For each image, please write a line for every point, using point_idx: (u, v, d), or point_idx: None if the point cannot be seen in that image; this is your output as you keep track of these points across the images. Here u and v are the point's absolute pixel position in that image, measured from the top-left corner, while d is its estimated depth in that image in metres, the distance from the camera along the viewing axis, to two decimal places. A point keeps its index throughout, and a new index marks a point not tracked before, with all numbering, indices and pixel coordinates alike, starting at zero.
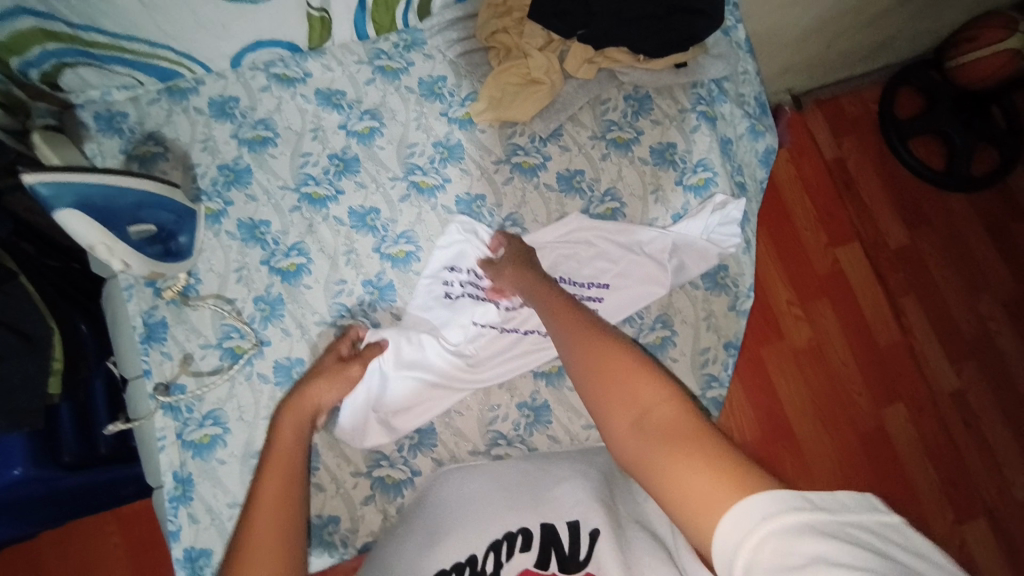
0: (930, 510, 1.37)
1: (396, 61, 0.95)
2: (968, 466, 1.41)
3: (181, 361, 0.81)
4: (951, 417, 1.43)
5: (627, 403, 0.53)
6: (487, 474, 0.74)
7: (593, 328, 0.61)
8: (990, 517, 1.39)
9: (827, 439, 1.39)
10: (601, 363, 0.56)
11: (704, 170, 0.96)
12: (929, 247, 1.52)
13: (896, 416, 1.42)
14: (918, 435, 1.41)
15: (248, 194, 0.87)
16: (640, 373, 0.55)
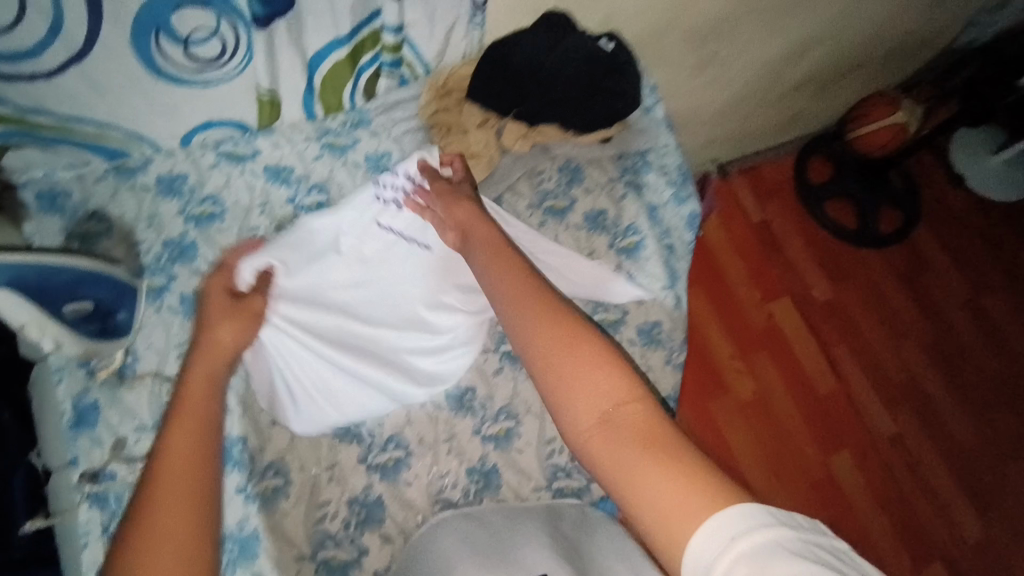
0: (883, 550, 1.41)
1: (344, 139, 1.00)
2: (914, 506, 1.47)
3: (112, 447, 0.77)
4: (891, 457, 1.51)
5: (593, 404, 0.58)
6: (469, 534, 0.78)
7: (554, 319, 0.65)
8: (941, 556, 1.44)
9: (782, 488, 1.43)
10: (566, 368, 0.61)
11: (633, 235, 1.05)
12: (852, 299, 1.66)
13: (843, 462, 1.48)
14: (864, 479, 1.47)
15: (194, 267, 0.88)
16: (603, 371, 0.60)
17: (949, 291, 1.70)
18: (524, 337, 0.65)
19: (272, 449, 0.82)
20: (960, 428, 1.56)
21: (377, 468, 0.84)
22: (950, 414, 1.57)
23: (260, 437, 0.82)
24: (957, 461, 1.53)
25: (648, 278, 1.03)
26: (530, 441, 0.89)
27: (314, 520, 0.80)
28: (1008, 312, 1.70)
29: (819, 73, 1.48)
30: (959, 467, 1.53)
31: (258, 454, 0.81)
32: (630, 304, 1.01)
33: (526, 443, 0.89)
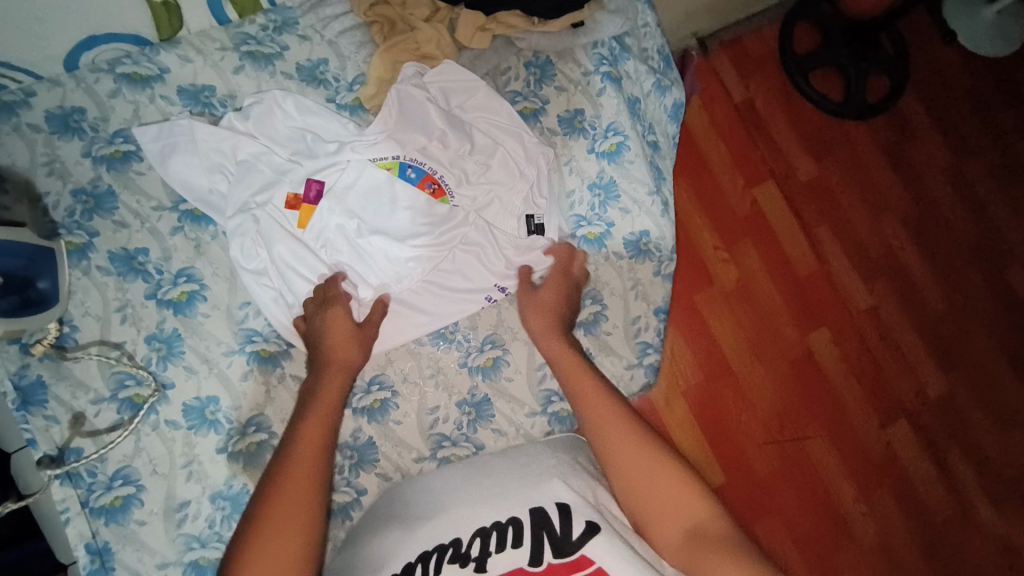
0: (855, 418, 1.46)
1: (266, 46, 0.85)
2: (888, 375, 1.50)
3: (72, 424, 0.71)
4: (868, 332, 1.51)
5: (679, 518, 0.61)
6: (484, 470, 0.72)
7: (628, 422, 0.69)
8: (909, 418, 1.49)
9: (765, 374, 1.43)
10: (647, 473, 0.64)
11: (615, 135, 0.93)
12: (836, 176, 1.57)
13: (822, 340, 1.48)
14: (842, 355, 1.48)
15: (116, 220, 0.77)
16: (681, 476, 0.64)
17: (931, 159, 1.61)
18: (604, 436, 0.69)
19: (250, 404, 0.77)
20: (937, 301, 1.55)
21: (363, 411, 0.81)
22: (927, 284, 1.56)
23: (233, 395, 0.76)
24: (931, 332, 1.54)
25: (633, 183, 0.93)
26: (524, 367, 0.86)
27: None
28: (991, 179, 1.62)
29: None
30: (933, 337, 1.54)
31: (233, 412, 0.76)
32: (615, 215, 0.92)
33: (515, 370, 0.85)
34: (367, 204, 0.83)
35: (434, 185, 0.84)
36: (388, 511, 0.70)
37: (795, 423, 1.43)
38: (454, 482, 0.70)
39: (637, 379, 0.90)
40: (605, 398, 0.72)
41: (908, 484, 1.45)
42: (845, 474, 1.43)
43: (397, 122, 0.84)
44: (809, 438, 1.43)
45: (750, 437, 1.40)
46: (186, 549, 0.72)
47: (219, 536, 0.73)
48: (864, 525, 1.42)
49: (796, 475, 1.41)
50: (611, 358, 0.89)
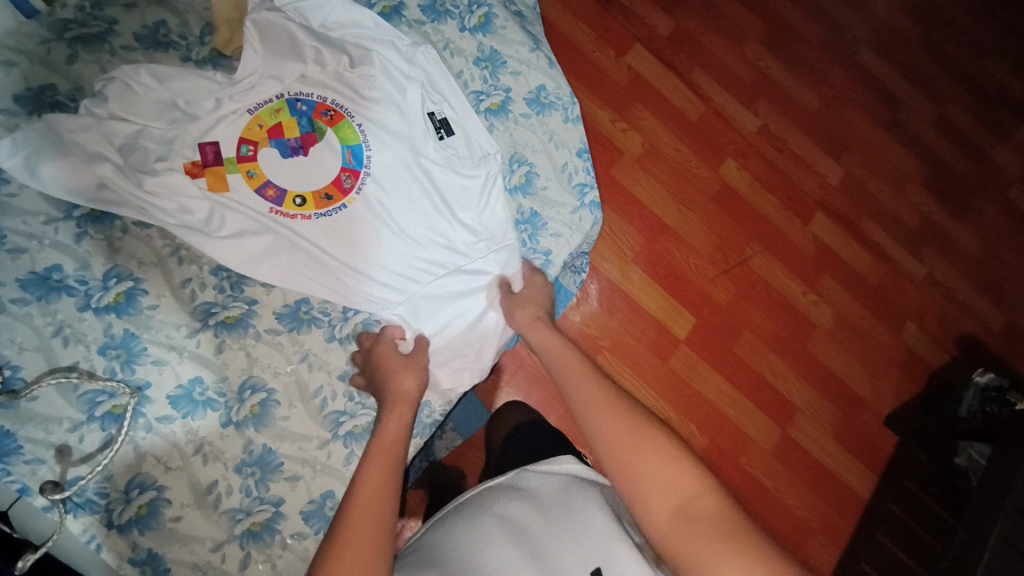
0: (782, 225, 1.47)
1: (92, 25, 0.79)
2: (798, 182, 1.50)
3: (59, 457, 0.67)
4: (766, 148, 1.51)
5: (664, 490, 0.53)
6: (518, 505, 0.62)
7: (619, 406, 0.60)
8: (825, 209, 1.50)
9: (693, 217, 1.42)
10: (637, 451, 0.55)
11: (480, 8, 0.95)
12: (692, 20, 1.52)
13: (731, 168, 1.47)
14: (753, 175, 1.48)
15: (11, 247, 0.71)
16: (678, 461, 0.54)
17: None
18: (590, 411, 0.61)
19: (236, 372, 0.75)
20: (812, 102, 1.55)
21: (349, 338, 0.81)
22: (801, 93, 1.55)
23: (216, 369, 0.75)
24: (820, 130, 1.54)
25: (513, 46, 0.95)
26: (495, 243, 0.86)
27: (317, 407, 0.77)
28: None
29: None
30: (819, 132, 1.54)
31: (224, 385, 0.75)
32: (509, 80, 0.94)
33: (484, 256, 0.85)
34: (272, 151, 0.80)
35: (329, 113, 0.83)
36: (425, 554, 0.60)
37: (735, 246, 1.43)
38: (487, 518, 0.60)
39: (586, 218, 0.94)
40: (599, 388, 0.63)
41: (848, 268, 1.47)
42: (788, 274, 1.44)
43: (269, 55, 0.81)
44: (751, 256, 1.43)
45: (703, 276, 1.40)
46: (233, 524, 0.71)
47: (260, 499, 0.73)
48: (819, 312, 1.44)
49: (754, 305, 1.41)
50: (557, 209, 0.93)
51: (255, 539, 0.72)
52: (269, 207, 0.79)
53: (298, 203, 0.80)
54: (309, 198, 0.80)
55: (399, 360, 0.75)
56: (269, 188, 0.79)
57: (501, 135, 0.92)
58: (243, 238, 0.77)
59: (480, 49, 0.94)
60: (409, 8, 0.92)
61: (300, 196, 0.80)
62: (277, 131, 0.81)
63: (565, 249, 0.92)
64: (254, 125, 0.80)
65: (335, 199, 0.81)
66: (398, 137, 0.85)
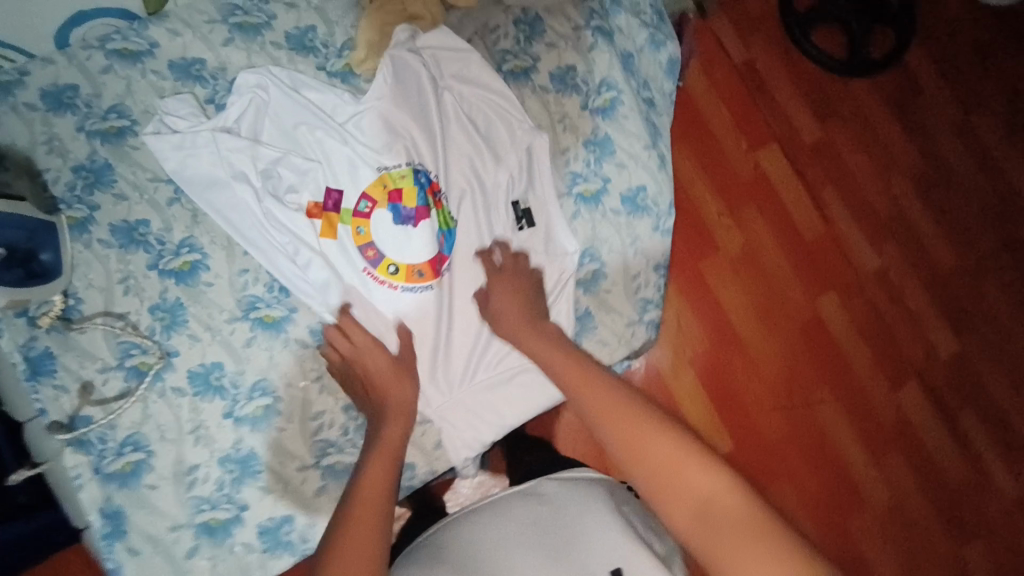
0: (866, 385, 1.30)
1: (254, 16, 0.84)
2: (901, 344, 1.33)
3: (81, 392, 0.73)
4: (879, 297, 1.34)
5: (689, 493, 0.56)
6: (535, 505, 0.65)
7: (635, 409, 0.63)
8: (922, 381, 1.33)
9: (771, 341, 1.28)
10: (648, 444, 0.59)
11: (608, 91, 0.91)
12: (844, 137, 1.37)
13: (831, 305, 1.32)
14: (852, 320, 1.32)
15: (116, 193, 0.77)
16: (696, 459, 0.58)
17: (942, 112, 1.40)
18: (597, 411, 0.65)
19: (252, 369, 0.78)
20: (948, 263, 1.37)
21: None
22: (940, 249, 1.37)
23: (237, 361, 0.77)
24: (947, 297, 1.36)
25: (629, 138, 0.91)
26: None
27: (312, 430, 0.79)
28: (1003, 130, 1.41)
29: None
30: (946, 298, 1.36)
31: (237, 377, 0.77)
32: (612, 171, 0.90)
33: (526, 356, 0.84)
34: (387, 215, 0.80)
35: (440, 193, 0.82)
36: (439, 547, 0.62)
37: (805, 388, 1.28)
38: (504, 519, 0.63)
39: (638, 335, 0.91)
40: (605, 386, 0.67)
41: (924, 454, 1.30)
42: (853, 436, 1.29)
43: (393, 90, 0.82)
44: (819, 404, 1.28)
45: (759, 405, 1.26)
46: (195, 511, 0.74)
47: (229, 496, 0.75)
48: (875, 490, 1.28)
49: (805, 454, 1.27)
50: (613, 315, 0.89)
51: (209, 535, 0.75)
52: (364, 267, 0.79)
53: (391, 271, 0.80)
54: (403, 269, 0.80)
55: (390, 365, 0.76)
56: (369, 250, 0.80)
57: (583, 226, 0.89)
58: (327, 291, 0.79)
59: (597, 133, 0.90)
60: (541, 73, 0.90)
61: (395, 265, 0.80)
62: (397, 195, 0.80)
63: (605, 358, 0.89)
64: (378, 183, 0.80)
65: (427, 277, 0.80)
66: (478, 215, 0.84)
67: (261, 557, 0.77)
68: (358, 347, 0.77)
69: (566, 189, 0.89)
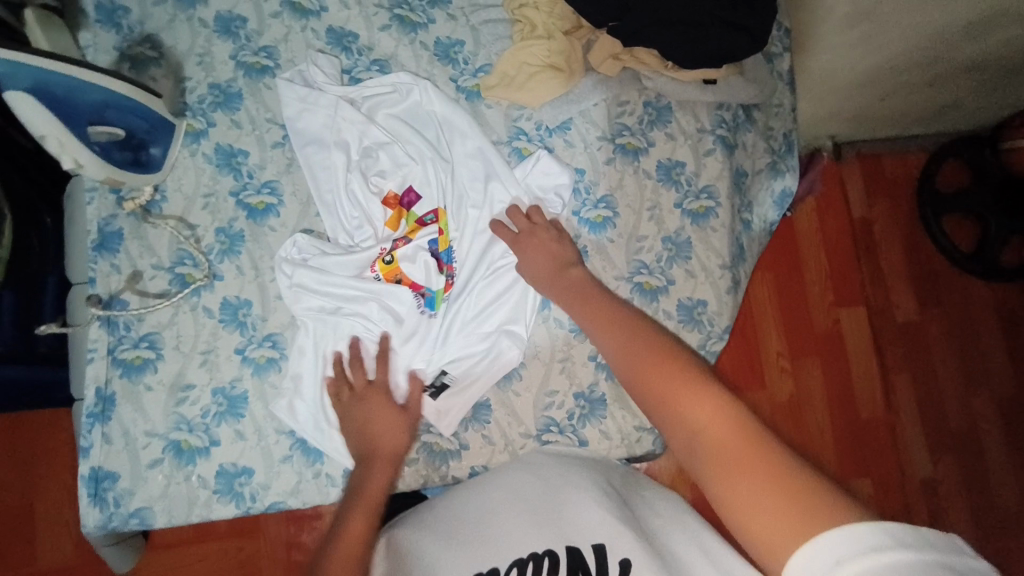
0: None
1: (417, 15, 0.90)
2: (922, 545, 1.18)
3: (128, 278, 0.78)
4: (915, 498, 1.20)
5: (682, 420, 0.51)
6: (528, 479, 0.67)
7: (648, 343, 0.60)
8: None
9: None
10: (646, 369, 0.56)
11: (707, 199, 0.90)
12: (939, 331, 1.27)
13: (861, 490, 1.19)
14: (879, 512, 1.19)
15: (234, 119, 0.84)
16: (700, 389, 0.52)
17: None
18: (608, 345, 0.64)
19: (274, 320, 0.80)
20: (1008, 499, 1.21)
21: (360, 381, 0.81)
22: (1003, 483, 1.22)
23: (265, 307, 0.80)
24: (993, 532, 1.20)
25: (709, 251, 0.89)
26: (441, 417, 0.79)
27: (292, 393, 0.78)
28: None
29: (1009, 53, 1.02)
30: (992, 529, 1.20)
31: (259, 322, 0.80)
32: (679, 275, 0.88)
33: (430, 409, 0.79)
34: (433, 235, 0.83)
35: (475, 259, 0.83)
36: (427, 515, 0.66)
37: None
38: (490, 490, 0.66)
39: (645, 443, 0.83)
40: (619, 325, 0.65)
41: None
42: None
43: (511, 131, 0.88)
44: None
45: None
46: (174, 427, 0.76)
47: (205, 427, 0.77)
48: None
49: None
50: (625, 411, 0.83)
51: (176, 453, 0.76)
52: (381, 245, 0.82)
53: (386, 260, 0.82)
54: (393, 265, 0.82)
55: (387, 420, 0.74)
56: (400, 241, 0.82)
57: None
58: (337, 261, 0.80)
59: (681, 232, 0.89)
60: (650, 158, 0.90)
61: (392, 257, 0.82)
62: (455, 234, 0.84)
63: (603, 452, 0.82)
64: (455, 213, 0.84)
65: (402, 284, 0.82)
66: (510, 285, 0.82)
67: (208, 498, 0.76)
68: (359, 393, 0.76)
69: (630, 271, 0.87)
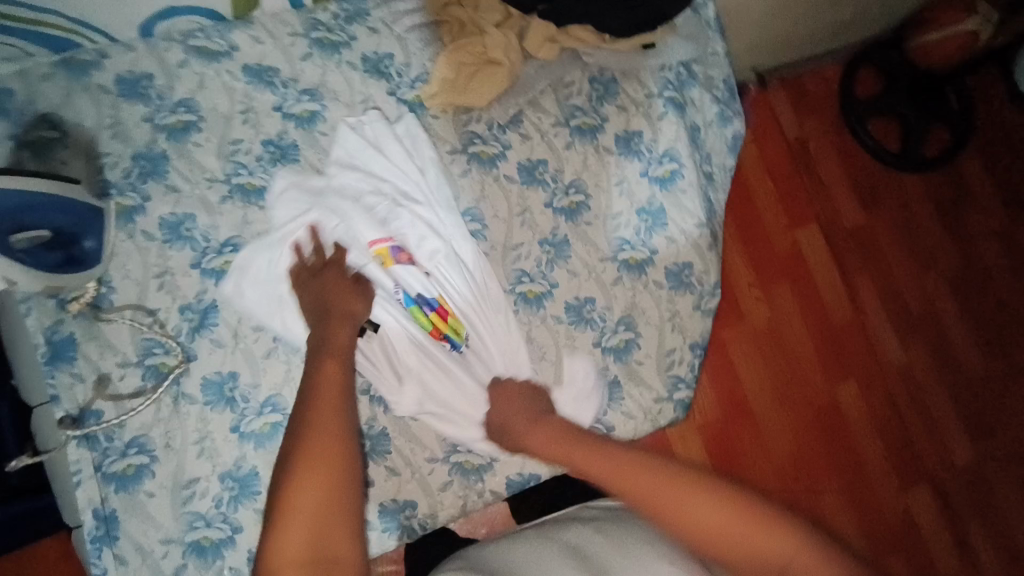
0: (876, 480, 1.21)
1: (336, 34, 0.84)
2: (917, 443, 1.25)
3: (96, 385, 0.71)
4: (900, 394, 1.26)
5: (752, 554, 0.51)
6: (584, 535, 0.61)
7: (662, 470, 0.58)
8: (933, 485, 1.23)
9: (785, 416, 1.20)
10: (685, 505, 0.55)
11: (670, 162, 0.90)
12: (886, 230, 1.33)
13: (850, 394, 1.24)
14: (871, 413, 1.24)
15: (168, 185, 0.77)
16: (755, 522, 0.52)
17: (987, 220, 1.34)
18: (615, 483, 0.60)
19: (267, 384, 0.75)
20: (979, 368, 1.29)
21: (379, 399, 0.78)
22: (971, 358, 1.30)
23: (255, 373, 0.75)
24: (974, 409, 1.27)
25: (683, 213, 0.89)
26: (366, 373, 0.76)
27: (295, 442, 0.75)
28: None
29: None
30: (975, 411, 1.27)
31: (250, 392, 0.75)
32: (660, 242, 0.88)
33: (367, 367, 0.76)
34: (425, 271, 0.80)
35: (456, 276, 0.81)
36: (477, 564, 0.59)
37: (812, 469, 1.19)
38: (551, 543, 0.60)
39: (666, 414, 0.85)
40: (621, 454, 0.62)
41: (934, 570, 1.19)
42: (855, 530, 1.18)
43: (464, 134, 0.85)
44: (825, 489, 1.19)
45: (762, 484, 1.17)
46: (189, 528, 0.71)
47: (224, 517, 0.72)
48: None
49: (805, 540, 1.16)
50: (641, 389, 0.85)
51: (199, 554, 0.71)
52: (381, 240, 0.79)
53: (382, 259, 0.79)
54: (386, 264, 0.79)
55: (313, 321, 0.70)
56: (405, 255, 0.80)
57: (623, 292, 0.86)
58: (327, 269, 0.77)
59: (654, 199, 0.89)
60: (608, 132, 0.89)
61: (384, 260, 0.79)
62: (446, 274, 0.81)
63: (628, 432, 0.84)
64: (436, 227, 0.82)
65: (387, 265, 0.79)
66: (487, 292, 0.82)
67: None
68: (317, 269, 0.75)
69: (615, 246, 0.87)
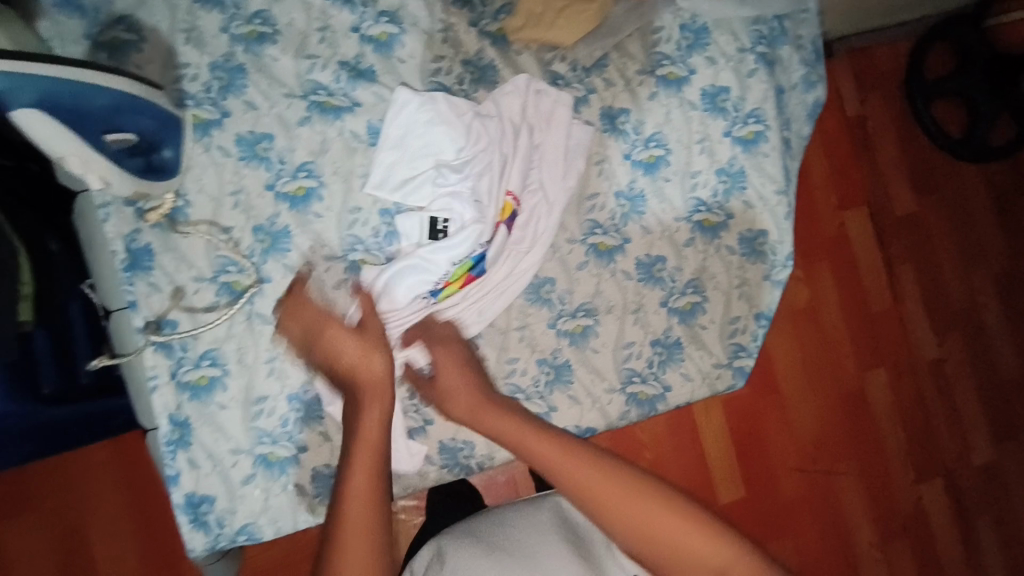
0: (894, 470, 1.20)
1: None
2: (938, 437, 1.24)
3: (172, 295, 0.72)
4: (929, 386, 1.24)
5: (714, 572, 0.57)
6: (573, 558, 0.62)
7: (646, 490, 0.61)
8: (947, 478, 1.23)
9: (812, 399, 1.17)
10: (660, 524, 0.59)
11: (755, 123, 0.86)
12: (937, 217, 1.28)
13: (879, 381, 1.21)
14: (896, 403, 1.22)
15: (246, 101, 0.75)
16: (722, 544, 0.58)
17: None
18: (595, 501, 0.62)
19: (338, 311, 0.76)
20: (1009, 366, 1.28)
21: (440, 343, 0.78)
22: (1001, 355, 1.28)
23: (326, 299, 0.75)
24: (997, 404, 1.27)
25: (763, 177, 0.86)
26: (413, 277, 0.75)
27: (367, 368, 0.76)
28: None
29: None
30: (997, 410, 1.27)
31: None
32: (737, 206, 0.86)
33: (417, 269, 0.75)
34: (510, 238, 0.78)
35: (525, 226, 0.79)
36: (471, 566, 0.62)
37: (832, 452, 1.18)
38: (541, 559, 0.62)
39: (725, 379, 0.85)
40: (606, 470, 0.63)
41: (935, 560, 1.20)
42: (865, 516, 1.19)
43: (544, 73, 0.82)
44: (840, 473, 1.18)
45: (780, 465, 1.16)
46: (257, 442, 0.73)
47: (288, 435, 0.74)
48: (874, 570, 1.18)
49: (813, 522, 1.16)
50: (701, 352, 0.84)
51: (266, 466, 0.73)
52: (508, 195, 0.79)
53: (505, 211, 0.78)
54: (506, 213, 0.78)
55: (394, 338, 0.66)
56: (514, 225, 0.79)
57: (695, 254, 0.84)
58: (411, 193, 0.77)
59: (735, 160, 0.86)
60: (693, 85, 0.85)
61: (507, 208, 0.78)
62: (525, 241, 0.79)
63: (685, 395, 0.83)
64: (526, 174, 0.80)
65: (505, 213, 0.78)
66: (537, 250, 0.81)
67: (309, 503, 0.74)
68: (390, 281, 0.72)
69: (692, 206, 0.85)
